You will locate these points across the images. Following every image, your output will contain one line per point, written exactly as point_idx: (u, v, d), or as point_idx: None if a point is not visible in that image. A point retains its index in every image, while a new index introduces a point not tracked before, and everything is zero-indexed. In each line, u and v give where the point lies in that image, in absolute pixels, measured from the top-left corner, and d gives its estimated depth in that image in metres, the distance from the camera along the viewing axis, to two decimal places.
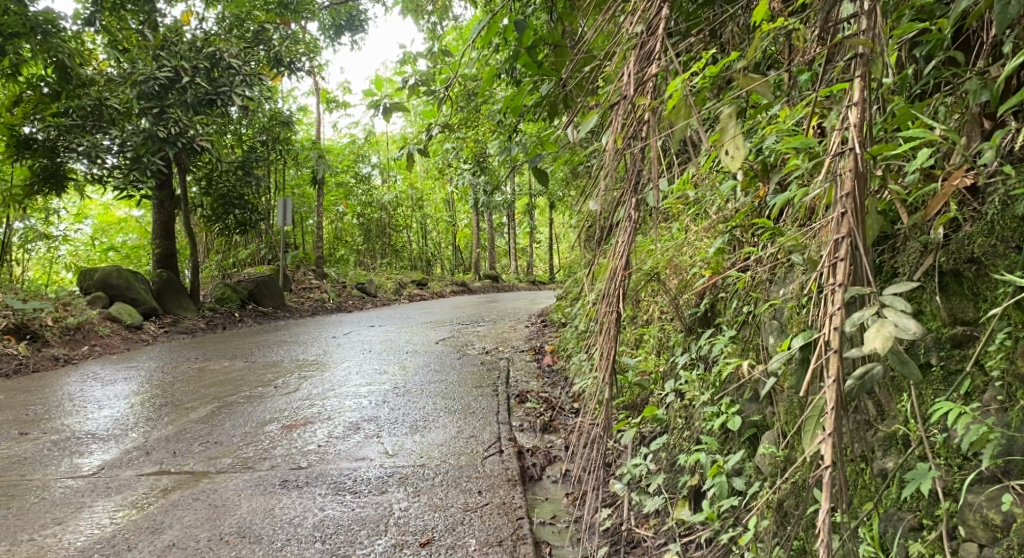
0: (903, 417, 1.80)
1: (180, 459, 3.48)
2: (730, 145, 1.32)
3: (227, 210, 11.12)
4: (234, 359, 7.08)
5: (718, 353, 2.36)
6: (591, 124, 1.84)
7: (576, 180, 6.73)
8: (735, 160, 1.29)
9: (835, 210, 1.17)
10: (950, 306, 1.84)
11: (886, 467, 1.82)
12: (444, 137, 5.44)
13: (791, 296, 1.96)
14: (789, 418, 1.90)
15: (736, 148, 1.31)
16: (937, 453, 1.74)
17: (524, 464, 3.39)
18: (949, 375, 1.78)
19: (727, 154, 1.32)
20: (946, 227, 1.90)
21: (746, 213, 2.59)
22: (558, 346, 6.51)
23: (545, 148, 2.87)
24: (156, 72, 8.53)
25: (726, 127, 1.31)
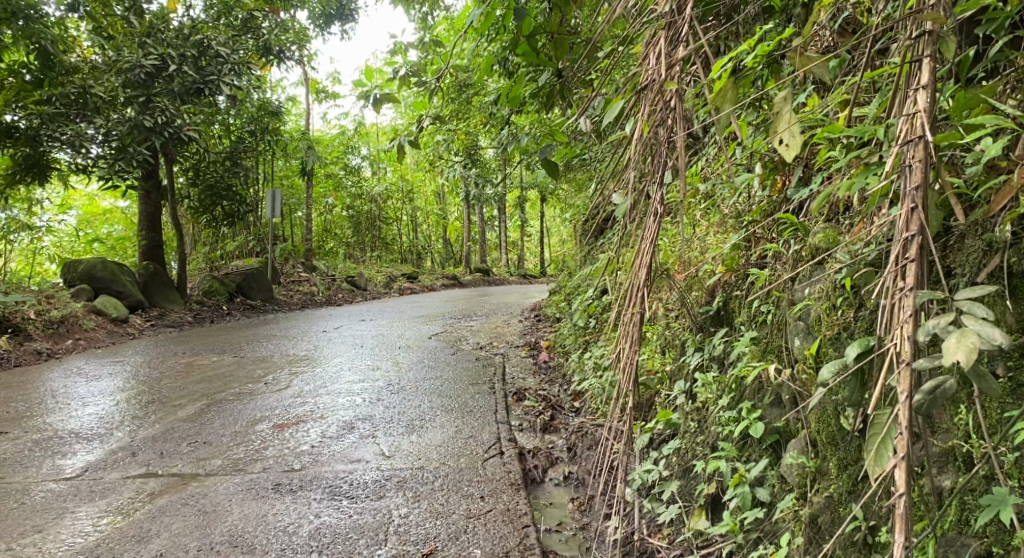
0: (962, 432, 1.56)
1: (167, 461, 3.34)
2: (786, 132, 1.28)
3: (215, 202, 10.92)
4: (223, 353, 6.93)
5: (736, 356, 2.26)
6: (614, 110, 1.70)
7: (572, 173, 6.62)
8: (792, 149, 1.27)
9: (901, 211, 1.16)
10: (1021, 311, 1.55)
11: (941, 487, 1.57)
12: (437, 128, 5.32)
13: (823, 294, 1.90)
14: (819, 426, 1.78)
15: (792, 136, 1.27)
16: (1009, 474, 1.48)
17: (526, 466, 3.27)
18: (1018, 387, 1.50)
19: (782, 142, 1.29)
20: (1016, 224, 1.59)
21: (764, 209, 2.48)
22: (553, 342, 6.40)
23: (550, 139, 2.75)
24: (143, 60, 8.35)
25: (783, 113, 1.28)
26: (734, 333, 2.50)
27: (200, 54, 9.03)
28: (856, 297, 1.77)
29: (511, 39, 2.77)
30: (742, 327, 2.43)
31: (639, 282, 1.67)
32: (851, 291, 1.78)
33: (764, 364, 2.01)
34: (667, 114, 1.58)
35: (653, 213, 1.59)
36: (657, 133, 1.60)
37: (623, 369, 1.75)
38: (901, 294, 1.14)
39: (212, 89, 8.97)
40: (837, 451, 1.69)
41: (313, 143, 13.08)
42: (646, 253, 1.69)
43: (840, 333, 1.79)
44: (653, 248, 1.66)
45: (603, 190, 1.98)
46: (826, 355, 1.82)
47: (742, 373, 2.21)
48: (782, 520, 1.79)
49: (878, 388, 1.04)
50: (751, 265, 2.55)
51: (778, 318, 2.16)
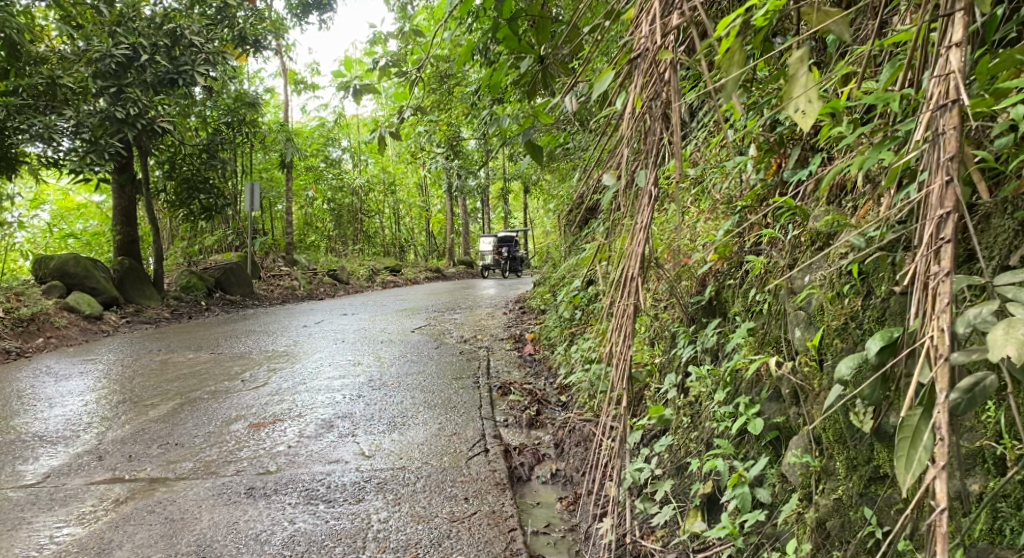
0: (992, 431, 1.47)
1: (135, 465, 3.18)
2: (802, 97, 1.15)
3: (191, 195, 10.67)
4: (199, 350, 6.74)
5: (732, 348, 2.14)
6: (605, 82, 1.54)
7: (554, 162, 6.50)
8: (808, 115, 1.14)
9: (932, 183, 1.05)
10: None
11: (969, 490, 1.47)
12: (416, 118, 5.19)
13: (828, 282, 1.79)
14: (826, 424, 1.66)
15: (808, 102, 1.14)
16: None
17: (512, 464, 3.15)
18: None
19: (796, 109, 1.16)
20: None
21: (759, 192, 2.37)
22: (539, 334, 6.29)
23: (535, 123, 2.62)
24: (113, 49, 8.08)
25: (798, 76, 1.15)
26: (729, 324, 2.39)
27: (174, 43, 8.74)
28: (864, 284, 1.67)
29: (491, 23, 2.66)
30: (738, 320, 2.32)
31: (633, 270, 1.54)
32: (857, 278, 1.67)
33: (765, 358, 1.88)
34: (664, 84, 1.45)
35: (649, 193, 1.46)
36: (651, 106, 1.48)
37: (617, 368, 1.64)
38: (935, 279, 1.02)
39: (186, 79, 8.73)
40: (848, 450, 1.59)
41: (292, 135, 12.82)
42: (641, 237, 1.56)
43: (848, 323, 1.68)
44: (648, 233, 1.53)
45: (588, 177, 1.86)
46: (835, 348, 1.70)
47: (739, 366, 2.09)
48: (785, 523, 1.69)
49: (908, 384, 0.94)
50: (745, 253, 2.42)
51: (777, 308, 2.03)
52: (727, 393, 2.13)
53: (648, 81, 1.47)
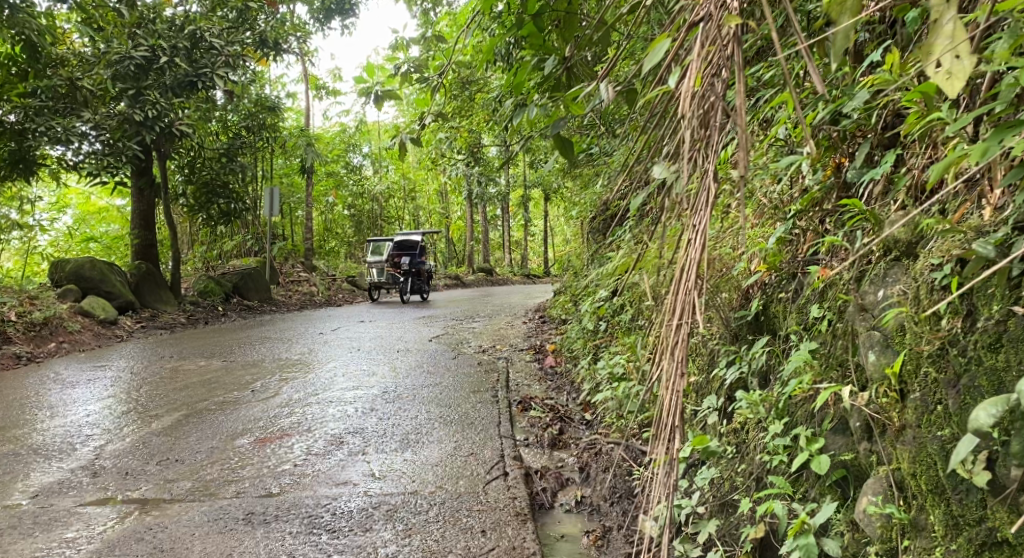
0: None
1: (130, 484, 2.99)
2: (948, 52, 1.02)
3: (210, 199, 10.55)
4: (212, 358, 6.56)
5: (790, 371, 1.87)
6: (657, 52, 1.28)
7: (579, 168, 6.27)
8: (959, 75, 1.02)
9: None
10: None
11: None
12: (438, 124, 5.00)
13: (909, 295, 1.55)
14: (920, 471, 1.42)
15: (955, 59, 1.03)
16: None
17: (533, 489, 2.91)
18: None
19: (941, 68, 1.05)
20: None
21: (817, 197, 2.14)
22: (561, 345, 6.03)
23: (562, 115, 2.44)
24: (132, 51, 7.99)
25: (942, 27, 1.01)
26: (782, 344, 2.12)
27: (194, 46, 8.62)
28: (964, 303, 1.44)
29: (517, 18, 2.54)
30: (797, 337, 2.06)
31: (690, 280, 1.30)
32: (967, 294, 1.43)
33: (835, 386, 1.63)
34: (730, 58, 1.22)
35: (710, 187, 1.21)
36: (711, 85, 1.24)
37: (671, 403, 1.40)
38: None
39: (206, 82, 8.56)
40: (947, 502, 1.35)
41: (312, 140, 12.66)
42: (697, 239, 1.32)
43: (944, 349, 1.43)
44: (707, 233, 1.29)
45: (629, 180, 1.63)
46: (923, 376, 1.46)
47: (797, 393, 1.84)
48: None
49: None
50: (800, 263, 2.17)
51: (844, 325, 1.78)
52: (787, 425, 1.87)
53: (708, 55, 1.24)
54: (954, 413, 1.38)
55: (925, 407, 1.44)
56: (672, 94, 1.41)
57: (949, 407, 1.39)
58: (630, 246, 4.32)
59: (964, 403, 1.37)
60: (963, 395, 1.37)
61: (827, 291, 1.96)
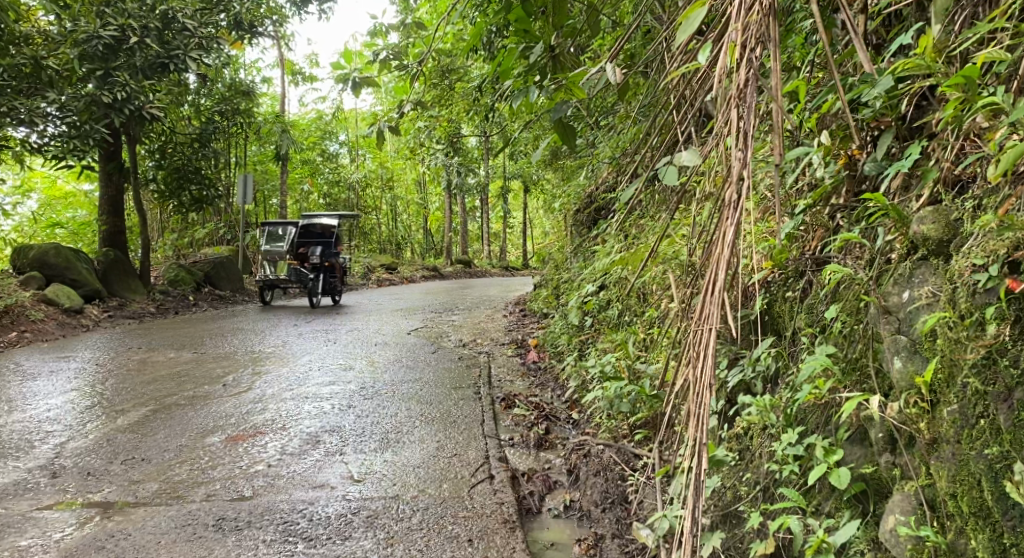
0: None
1: (92, 486, 2.80)
2: None
3: (181, 185, 10.23)
4: (182, 349, 6.32)
5: (804, 377, 1.78)
6: (693, 20, 1.20)
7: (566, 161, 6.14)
8: None
9: None
10: None
11: None
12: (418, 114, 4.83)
13: (949, 300, 1.47)
14: (963, 492, 1.34)
15: None
16: None
17: (520, 493, 2.79)
18: None
19: None
20: None
21: (830, 189, 2.04)
22: (543, 340, 5.91)
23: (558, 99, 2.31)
24: (100, 30, 7.60)
25: None
26: (792, 347, 2.02)
27: (165, 27, 8.22)
28: (1013, 308, 1.35)
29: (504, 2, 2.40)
30: (810, 340, 1.96)
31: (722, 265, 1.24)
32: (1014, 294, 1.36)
33: (863, 395, 1.54)
34: (770, 31, 1.17)
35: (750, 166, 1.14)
36: (748, 59, 1.18)
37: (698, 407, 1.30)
38: None
39: (178, 65, 8.21)
40: (994, 527, 1.29)
41: (288, 127, 12.36)
42: (729, 221, 1.26)
43: (990, 358, 1.35)
44: (741, 213, 1.23)
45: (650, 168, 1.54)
46: (960, 387, 1.39)
47: (811, 400, 1.75)
48: None
49: None
50: (809, 262, 2.07)
51: (864, 328, 1.70)
52: (801, 434, 1.78)
53: (750, 27, 1.19)
54: (1001, 428, 1.31)
55: (965, 422, 1.37)
56: (705, 69, 1.32)
57: (998, 423, 1.31)
58: (619, 240, 4.20)
59: (1018, 419, 1.29)
60: (1016, 411, 1.29)
61: (840, 293, 1.86)
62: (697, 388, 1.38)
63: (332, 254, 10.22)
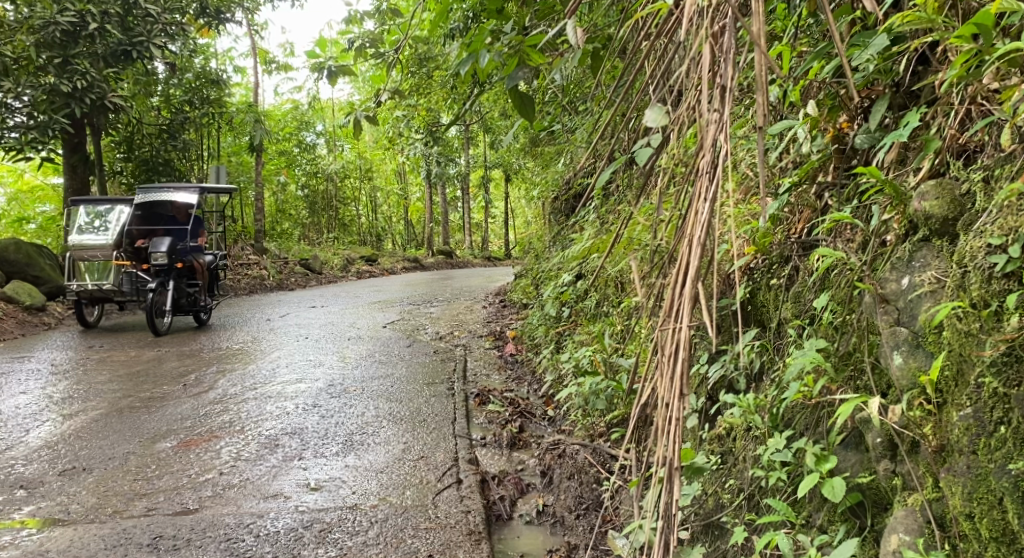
0: None
1: (20, 501, 2.56)
2: None
3: (150, 177, 9.89)
4: (146, 347, 6.06)
5: (792, 375, 1.61)
6: None
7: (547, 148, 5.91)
8: None
9: None
10: None
11: None
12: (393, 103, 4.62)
13: (963, 289, 1.33)
14: (977, 508, 1.20)
15: None
16: None
17: (489, 498, 2.59)
18: None
19: None
20: None
21: (818, 166, 1.87)
22: (521, 332, 5.73)
23: (529, 58, 2.14)
24: (57, 15, 7.20)
25: None
26: (781, 341, 1.83)
27: (126, 12, 7.82)
28: None
29: None
30: (800, 332, 1.77)
31: (700, 233, 1.06)
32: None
33: (861, 396, 1.39)
34: None
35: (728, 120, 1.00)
36: None
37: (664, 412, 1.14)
38: None
39: (142, 52, 7.84)
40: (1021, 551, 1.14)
41: (261, 117, 11.98)
42: (705, 182, 1.10)
43: (1012, 354, 1.22)
44: (719, 179, 1.06)
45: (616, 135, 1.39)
46: (974, 388, 1.26)
47: (800, 399, 1.58)
48: None
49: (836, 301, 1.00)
50: (796, 246, 1.88)
51: (858, 319, 1.54)
52: (791, 438, 1.61)
53: None
54: (1022, 436, 1.16)
55: (980, 428, 1.23)
56: (678, 13, 1.17)
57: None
58: (597, 227, 4.01)
59: None
60: None
61: (831, 281, 1.69)
62: (664, 385, 1.19)
63: (190, 250, 6.96)
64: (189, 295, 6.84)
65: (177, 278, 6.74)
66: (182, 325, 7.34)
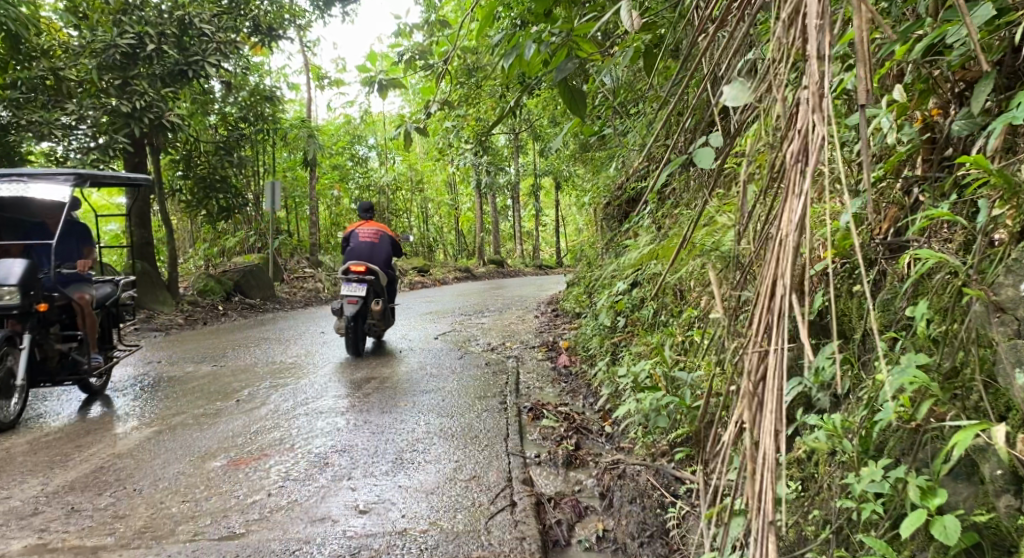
0: None
1: (71, 524, 2.55)
2: None
3: (208, 194, 9.99)
4: (202, 362, 6.11)
5: (889, 396, 1.43)
6: None
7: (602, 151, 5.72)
8: None
9: None
10: None
11: None
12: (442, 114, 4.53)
13: None
14: None
15: None
16: None
17: (546, 522, 2.45)
18: None
19: None
20: None
21: (909, 157, 1.68)
22: (575, 342, 5.57)
23: (583, 50, 2.09)
24: (117, 39, 7.43)
25: None
26: (872, 356, 1.63)
27: (183, 32, 7.99)
28: None
29: None
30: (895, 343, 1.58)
31: (791, 228, 0.94)
32: None
33: (982, 425, 1.22)
34: None
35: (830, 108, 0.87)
36: None
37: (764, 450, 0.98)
38: None
39: (198, 71, 7.97)
40: None
41: (315, 132, 12.12)
42: (797, 170, 0.98)
43: None
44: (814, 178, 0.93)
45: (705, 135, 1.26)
46: None
47: (902, 426, 1.41)
48: None
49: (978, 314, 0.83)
50: (881, 248, 1.68)
51: (966, 331, 1.35)
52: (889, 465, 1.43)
53: None
54: None
55: None
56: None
57: None
58: (653, 233, 3.83)
59: None
60: None
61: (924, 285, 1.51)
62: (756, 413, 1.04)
63: (66, 279, 4.27)
64: (63, 355, 4.08)
65: (40, 327, 3.97)
66: (63, 398, 4.65)
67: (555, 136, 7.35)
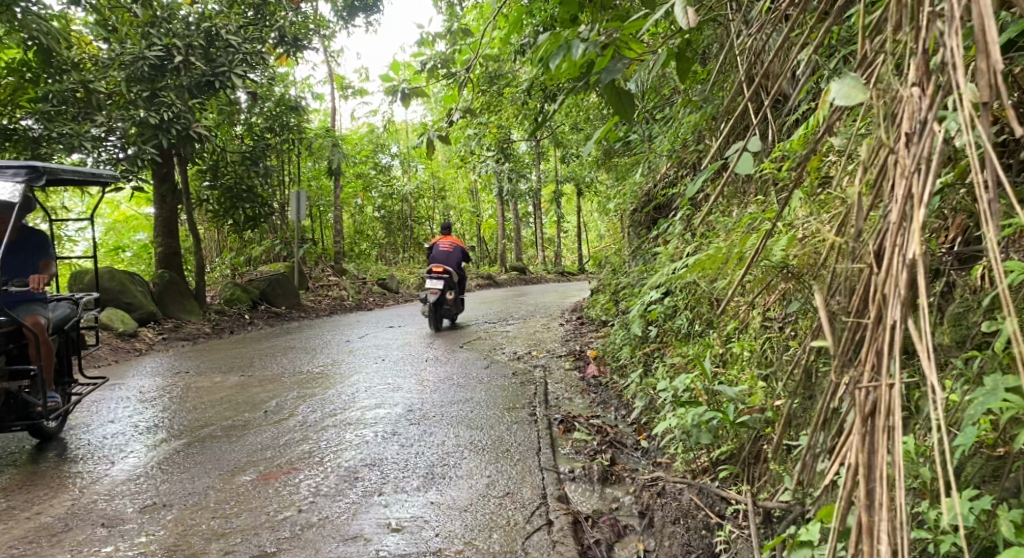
0: None
1: (101, 541, 2.51)
2: None
3: (234, 204, 10.02)
4: (229, 372, 6.10)
5: (969, 418, 1.35)
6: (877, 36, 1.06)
7: (631, 156, 5.62)
8: None
9: None
10: None
11: None
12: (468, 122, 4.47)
13: None
14: None
15: None
16: None
17: (584, 541, 2.37)
18: None
19: None
20: None
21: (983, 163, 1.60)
22: (603, 352, 5.47)
23: (626, 51, 2.01)
24: (145, 51, 7.48)
25: None
26: (944, 376, 1.55)
27: (210, 43, 8.05)
28: None
29: None
30: (974, 364, 1.51)
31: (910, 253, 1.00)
32: None
33: None
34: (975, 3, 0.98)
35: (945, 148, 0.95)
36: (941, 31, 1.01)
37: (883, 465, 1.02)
38: None
39: (224, 82, 8.01)
40: None
41: (338, 141, 12.16)
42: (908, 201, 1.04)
43: None
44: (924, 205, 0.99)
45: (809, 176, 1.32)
46: None
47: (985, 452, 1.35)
48: None
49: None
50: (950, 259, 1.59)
51: None
52: (974, 501, 1.36)
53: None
54: None
55: None
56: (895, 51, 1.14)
57: None
58: (687, 242, 3.73)
59: None
60: None
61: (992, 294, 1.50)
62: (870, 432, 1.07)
63: (13, 300, 3.56)
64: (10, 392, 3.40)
65: None
66: (11, 446, 3.88)
67: (579, 143, 7.27)
